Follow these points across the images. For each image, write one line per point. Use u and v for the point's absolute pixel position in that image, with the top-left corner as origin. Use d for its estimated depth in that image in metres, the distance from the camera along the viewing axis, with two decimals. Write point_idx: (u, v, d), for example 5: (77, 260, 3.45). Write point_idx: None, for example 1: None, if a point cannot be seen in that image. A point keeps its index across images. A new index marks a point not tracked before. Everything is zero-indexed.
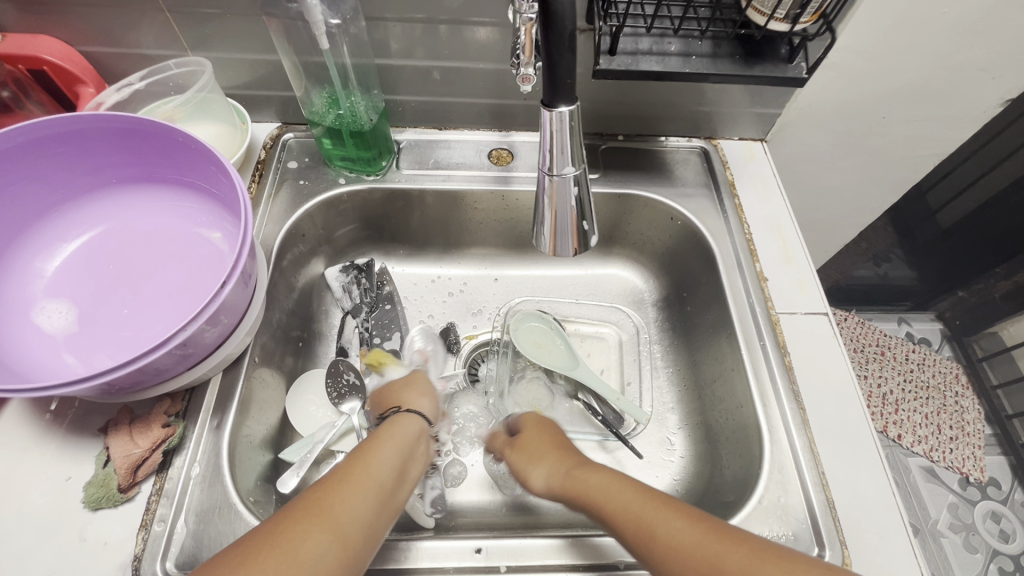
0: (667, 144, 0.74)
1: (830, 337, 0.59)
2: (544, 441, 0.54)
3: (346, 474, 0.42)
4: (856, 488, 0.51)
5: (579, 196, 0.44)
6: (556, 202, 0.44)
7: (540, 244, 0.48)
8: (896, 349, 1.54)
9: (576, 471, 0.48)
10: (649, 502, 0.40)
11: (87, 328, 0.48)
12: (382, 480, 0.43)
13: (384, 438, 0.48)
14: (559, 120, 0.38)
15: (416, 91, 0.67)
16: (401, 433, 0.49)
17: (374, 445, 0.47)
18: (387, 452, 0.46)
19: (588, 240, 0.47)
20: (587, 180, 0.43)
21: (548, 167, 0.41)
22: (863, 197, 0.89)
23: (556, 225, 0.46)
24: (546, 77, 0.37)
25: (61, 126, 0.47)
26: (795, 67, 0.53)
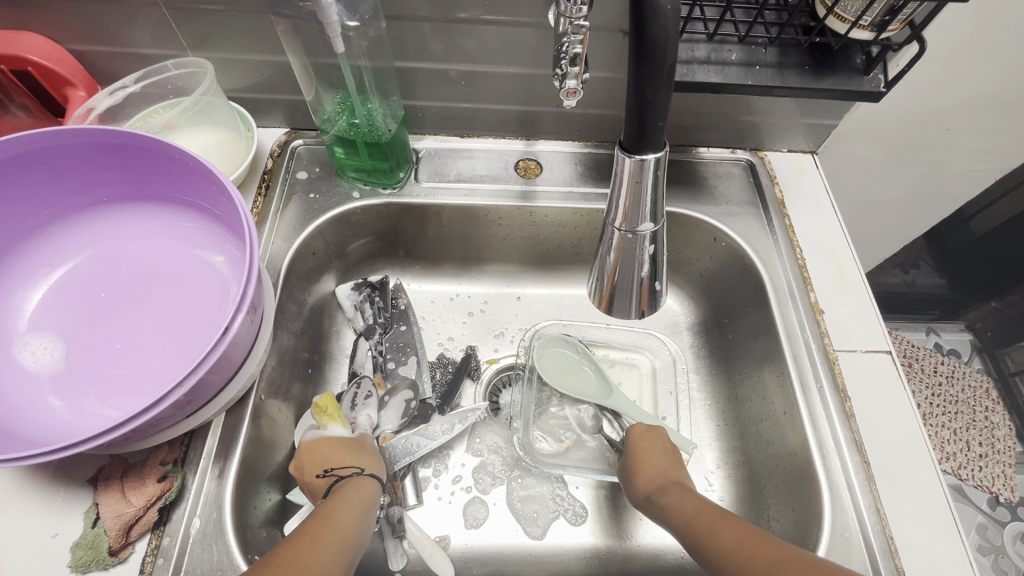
0: (709, 156, 0.67)
1: (894, 379, 0.53)
2: (653, 453, 0.54)
3: (312, 533, 0.39)
4: (927, 554, 0.46)
5: (652, 254, 0.41)
6: (622, 259, 0.41)
7: (597, 298, 0.45)
8: (925, 361, 1.48)
9: (658, 488, 0.49)
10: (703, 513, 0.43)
11: (74, 368, 0.43)
12: (347, 539, 0.40)
13: (344, 498, 0.45)
14: (641, 167, 0.34)
15: (438, 97, 0.61)
16: (356, 493, 0.46)
17: (340, 504, 0.44)
18: (349, 514, 0.43)
19: (658, 301, 0.44)
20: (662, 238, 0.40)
21: (618, 223, 0.38)
22: (912, 212, 0.83)
23: (619, 284, 0.43)
24: (631, 115, 0.32)
25: (43, 141, 0.41)
26: (870, 80, 0.47)
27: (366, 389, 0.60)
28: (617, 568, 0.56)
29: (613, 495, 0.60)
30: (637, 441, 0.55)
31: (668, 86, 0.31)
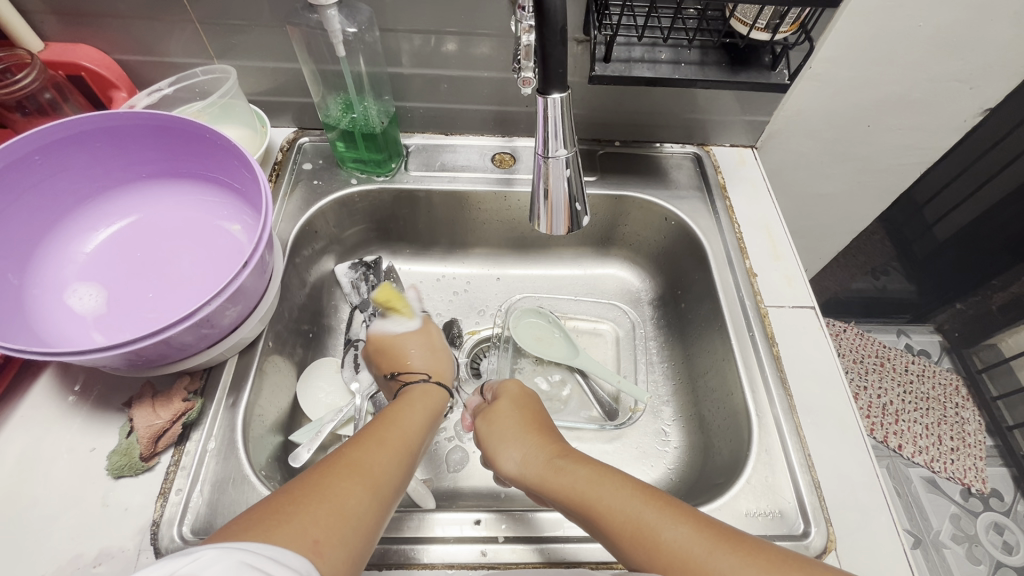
0: (663, 150, 0.77)
1: (816, 329, 0.62)
2: (515, 419, 0.56)
3: (378, 433, 0.46)
4: (841, 469, 0.53)
5: (572, 179, 0.47)
6: (551, 183, 0.47)
7: (536, 221, 0.51)
8: (896, 360, 1.53)
9: (558, 461, 0.48)
10: (654, 504, 0.41)
11: (115, 309, 0.52)
12: (407, 441, 0.48)
13: (409, 406, 0.53)
14: (552, 106, 0.42)
15: (425, 99, 0.71)
16: (419, 401, 0.55)
17: (401, 412, 0.51)
18: (416, 419, 0.51)
19: (579, 220, 0.50)
20: (580, 164, 0.47)
21: (542, 150, 0.45)
22: (853, 205, 0.93)
23: (552, 204, 0.49)
24: (539, 66, 0.40)
25: (100, 122, 0.51)
26: (777, 74, 0.57)
27: (365, 351, 0.68)
28: None
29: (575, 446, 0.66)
30: (517, 412, 0.57)
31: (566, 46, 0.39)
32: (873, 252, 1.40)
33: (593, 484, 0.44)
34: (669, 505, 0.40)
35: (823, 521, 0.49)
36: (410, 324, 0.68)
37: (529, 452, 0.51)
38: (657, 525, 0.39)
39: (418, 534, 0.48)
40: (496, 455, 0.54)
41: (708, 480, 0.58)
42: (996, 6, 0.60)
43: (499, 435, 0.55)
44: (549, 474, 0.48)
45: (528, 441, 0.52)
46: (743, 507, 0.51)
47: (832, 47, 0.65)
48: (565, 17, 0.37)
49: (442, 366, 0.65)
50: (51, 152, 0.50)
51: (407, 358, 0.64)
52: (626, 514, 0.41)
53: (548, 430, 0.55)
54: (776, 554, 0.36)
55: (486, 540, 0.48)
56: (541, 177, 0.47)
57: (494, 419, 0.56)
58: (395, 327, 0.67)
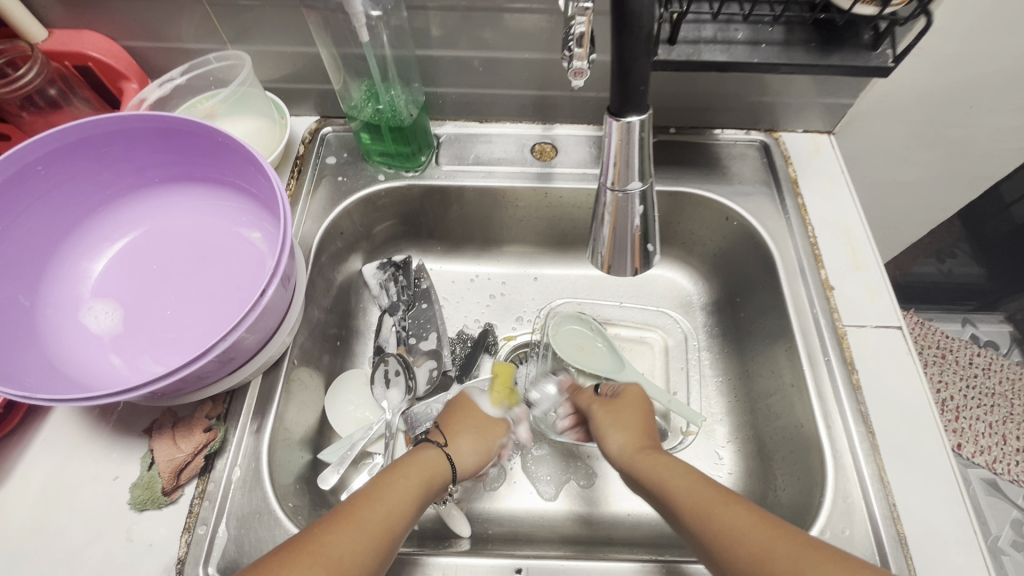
0: (723, 137, 0.68)
1: (904, 354, 0.54)
2: (634, 415, 0.56)
3: (359, 511, 0.41)
4: (931, 522, 0.46)
5: (644, 214, 0.40)
6: (617, 219, 0.40)
7: (592, 259, 0.44)
8: (959, 352, 1.42)
9: (649, 451, 0.51)
10: (713, 496, 0.42)
11: (133, 330, 0.48)
12: (390, 525, 0.41)
13: (406, 474, 0.46)
14: (627, 131, 0.34)
15: (457, 83, 0.64)
16: (416, 473, 0.47)
17: (400, 475, 0.46)
18: (407, 493, 0.45)
19: (651, 260, 0.43)
20: (655, 197, 0.39)
21: (611, 182, 0.37)
22: (937, 194, 0.81)
23: (615, 243, 0.41)
24: (616, 82, 0.33)
25: (104, 126, 0.46)
26: (878, 55, 0.47)
27: (395, 366, 0.63)
28: (626, 533, 0.58)
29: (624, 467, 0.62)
30: (629, 400, 0.58)
31: (650, 54, 0.32)
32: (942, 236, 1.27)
33: (667, 471, 0.47)
34: (720, 494, 0.42)
35: None
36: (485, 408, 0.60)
37: (625, 436, 0.54)
38: (712, 507, 0.41)
39: None
40: (601, 428, 0.56)
41: None
42: None
43: (610, 419, 0.56)
44: (637, 457, 0.51)
45: (622, 424, 0.55)
46: None
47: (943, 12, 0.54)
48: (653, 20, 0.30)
49: (470, 459, 0.54)
50: (54, 161, 0.46)
51: (454, 429, 0.56)
52: (690, 499, 0.43)
53: (652, 427, 0.56)
54: (805, 543, 0.37)
55: None
56: (606, 209, 0.40)
57: (620, 422, 0.55)
58: (478, 398, 0.60)
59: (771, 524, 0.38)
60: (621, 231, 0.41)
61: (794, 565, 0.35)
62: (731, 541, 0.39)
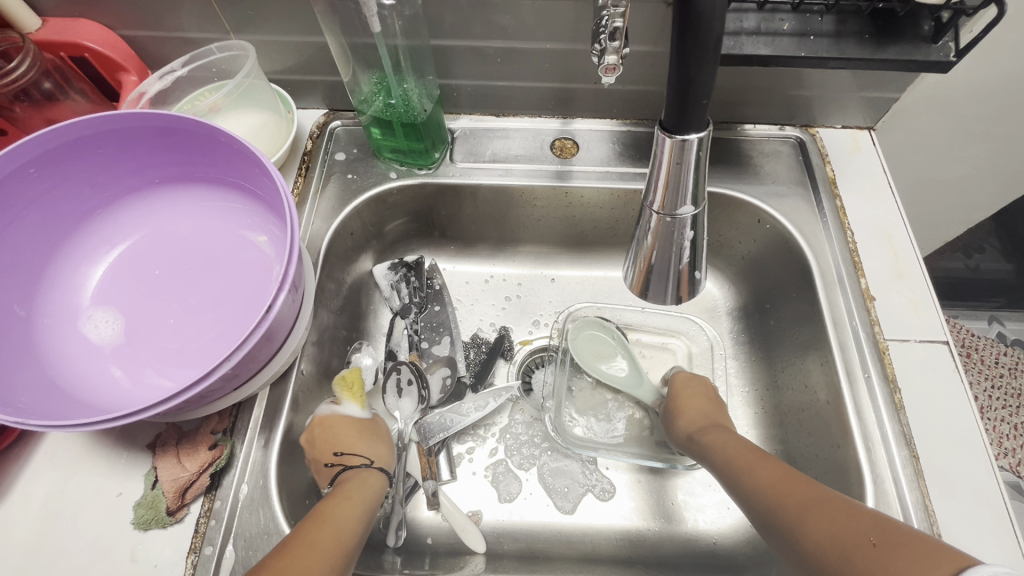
0: (754, 133, 0.64)
1: (950, 371, 0.50)
2: (700, 400, 0.56)
3: (306, 537, 0.40)
4: (979, 556, 0.43)
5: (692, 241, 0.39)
6: (659, 241, 0.38)
7: (629, 280, 0.43)
8: (985, 351, 1.35)
9: (707, 425, 0.54)
10: (753, 460, 0.46)
11: (134, 341, 0.46)
12: (340, 540, 0.41)
13: (342, 498, 0.46)
14: (681, 149, 0.32)
15: (474, 75, 0.60)
16: (353, 493, 0.47)
17: (335, 502, 0.45)
18: (350, 511, 0.44)
19: (695, 289, 0.42)
20: (705, 222, 0.38)
21: (656, 205, 0.36)
22: (979, 193, 0.77)
23: (654, 268, 0.41)
24: (674, 94, 0.30)
25: (101, 125, 0.44)
26: (940, 48, 0.43)
27: (408, 375, 0.60)
28: (646, 551, 0.56)
29: (645, 480, 0.60)
30: (680, 387, 0.58)
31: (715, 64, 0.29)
32: None
33: (716, 440, 0.51)
34: (758, 457, 0.47)
35: None
36: (359, 416, 0.55)
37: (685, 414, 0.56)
38: (750, 470, 0.46)
39: None
40: (666, 417, 0.58)
41: None
42: None
43: (670, 405, 0.58)
44: (697, 432, 0.53)
45: (693, 402, 0.56)
46: None
47: None
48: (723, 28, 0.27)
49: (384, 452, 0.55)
50: (49, 163, 0.43)
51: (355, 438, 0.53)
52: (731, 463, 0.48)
53: (717, 404, 0.57)
54: (827, 488, 0.41)
55: None
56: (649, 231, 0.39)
57: (684, 408, 0.56)
58: (343, 412, 0.54)
59: (801, 478, 0.43)
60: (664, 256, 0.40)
61: (803, 502, 0.40)
62: (763, 489, 0.43)
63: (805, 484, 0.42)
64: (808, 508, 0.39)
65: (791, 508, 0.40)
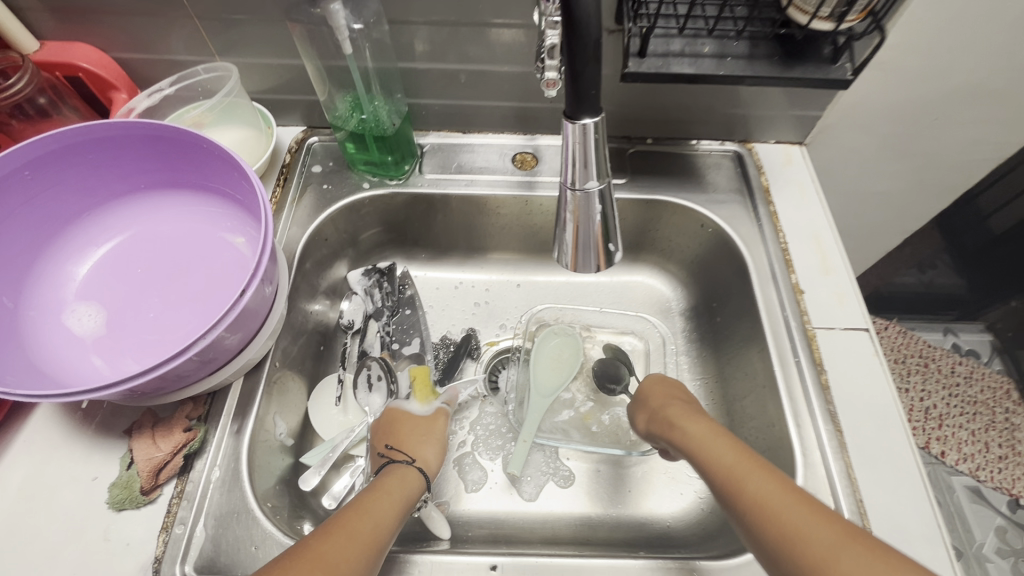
0: (699, 148, 0.70)
1: (871, 355, 0.55)
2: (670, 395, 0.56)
3: (348, 521, 0.40)
4: (896, 518, 0.48)
5: (603, 213, 0.42)
6: (580, 219, 0.42)
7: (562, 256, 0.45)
8: (941, 361, 1.45)
9: (675, 415, 0.52)
10: (748, 463, 0.43)
11: (116, 333, 0.49)
12: (377, 538, 0.41)
13: (386, 492, 0.46)
14: (582, 133, 0.36)
15: (440, 95, 0.66)
16: (395, 490, 0.47)
17: (378, 495, 0.45)
18: (389, 510, 0.44)
19: (614, 258, 0.45)
20: (612, 194, 0.41)
21: (570, 181, 0.39)
22: (909, 203, 0.84)
23: (580, 241, 0.43)
24: (568, 84, 0.35)
25: (92, 133, 0.48)
26: (838, 69, 0.50)
27: (377, 371, 0.63)
28: (605, 534, 0.59)
29: (605, 470, 0.63)
30: (655, 385, 0.59)
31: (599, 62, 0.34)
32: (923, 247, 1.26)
33: (707, 437, 0.47)
34: (758, 466, 0.43)
35: None
36: (418, 412, 0.58)
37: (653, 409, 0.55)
38: (747, 475, 0.42)
39: None
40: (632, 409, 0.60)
41: None
42: None
43: (639, 398, 0.59)
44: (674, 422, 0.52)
45: (663, 398, 0.56)
46: None
47: (898, 32, 0.55)
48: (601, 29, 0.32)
49: (431, 455, 0.54)
50: (42, 167, 0.47)
51: (400, 439, 0.55)
52: (722, 459, 0.45)
53: (691, 398, 0.57)
54: (845, 523, 0.36)
55: None
56: (567, 208, 0.42)
57: (654, 403, 0.56)
58: (405, 407, 0.59)
59: (817, 507, 0.38)
60: (584, 230, 0.43)
61: (823, 541, 0.35)
62: (765, 505, 0.39)
63: (826, 517, 0.37)
64: (829, 564, 0.34)
65: (809, 562, 0.35)
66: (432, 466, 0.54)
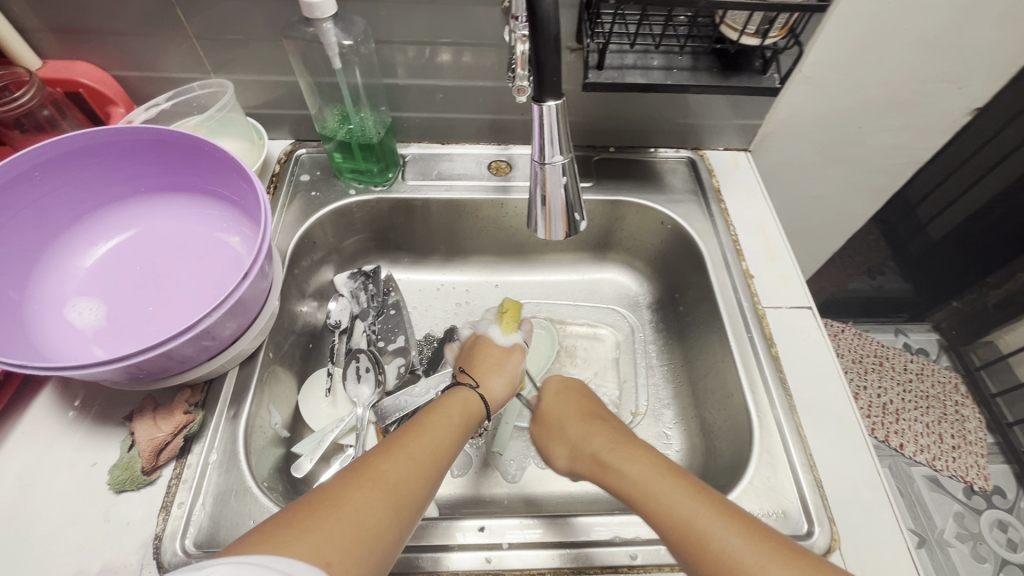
0: (657, 155, 0.78)
1: (813, 329, 0.62)
2: (576, 413, 0.58)
3: (403, 443, 0.45)
4: (841, 467, 0.53)
5: (568, 187, 0.47)
6: (548, 189, 0.47)
7: (535, 223, 0.49)
8: (895, 359, 1.47)
9: (609, 455, 0.51)
10: (706, 505, 0.42)
11: (115, 325, 0.52)
12: (435, 455, 0.46)
13: (441, 413, 0.52)
14: (547, 112, 0.42)
15: (421, 109, 0.72)
16: (451, 412, 0.53)
17: (432, 417, 0.51)
18: (445, 429, 0.50)
19: (579, 226, 0.50)
20: (575, 170, 0.46)
21: (539, 155, 0.44)
22: (846, 205, 0.93)
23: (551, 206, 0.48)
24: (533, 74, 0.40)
25: (100, 138, 0.51)
26: (768, 78, 0.58)
27: (366, 362, 0.66)
28: (583, 507, 0.62)
29: None
30: (563, 395, 0.62)
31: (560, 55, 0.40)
32: (869, 253, 1.41)
33: (650, 477, 0.46)
34: (718, 508, 0.42)
35: (826, 521, 0.50)
36: (501, 343, 0.64)
37: (578, 442, 0.55)
38: (706, 523, 0.41)
39: (425, 542, 0.48)
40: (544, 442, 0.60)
41: (711, 481, 0.59)
42: (982, 7, 0.60)
43: (546, 423, 0.60)
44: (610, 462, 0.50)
45: (581, 429, 0.55)
46: (745, 506, 0.51)
47: (818, 50, 0.64)
48: (558, 27, 0.38)
49: (499, 388, 0.60)
50: (51, 169, 0.50)
51: (476, 369, 0.61)
52: (673, 505, 0.43)
53: (604, 416, 0.58)
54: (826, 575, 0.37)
55: (491, 547, 0.49)
56: (537, 180, 0.47)
57: (571, 420, 0.58)
58: (494, 336, 0.65)
59: (790, 557, 0.38)
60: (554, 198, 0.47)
61: None
62: (736, 561, 0.38)
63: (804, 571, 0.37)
64: None
65: None
66: (495, 398, 0.60)
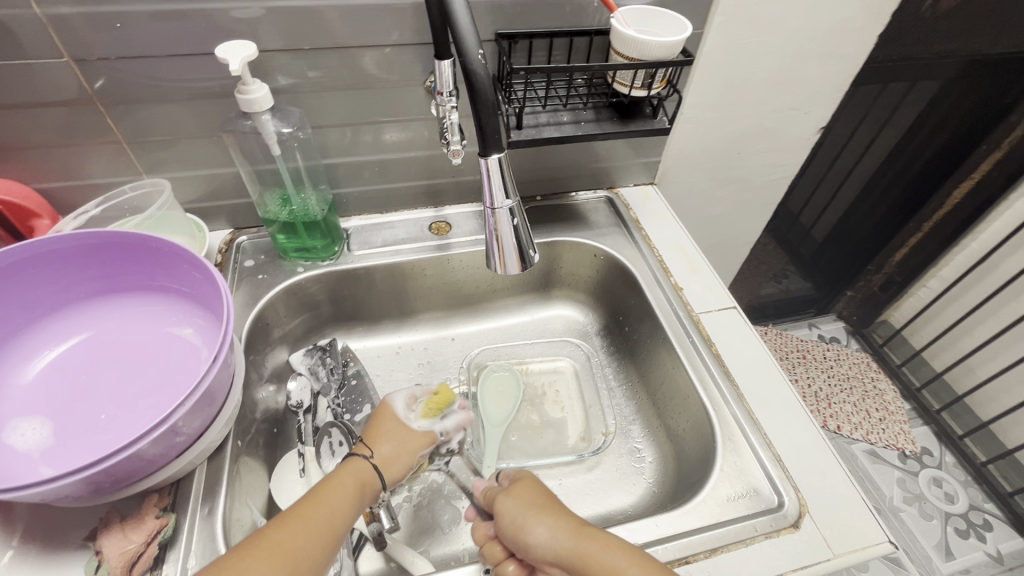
0: (578, 198, 0.87)
1: (741, 324, 0.71)
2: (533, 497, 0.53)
3: (297, 514, 0.46)
4: (792, 439, 0.60)
5: (518, 226, 0.52)
6: (501, 230, 0.52)
7: (493, 262, 0.54)
8: (815, 350, 1.65)
9: (588, 539, 0.46)
10: None
11: (65, 438, 0.48)
12: (331, 525, 0.46)
13: (340, 479, 0.51)
14: (494, 163, 0.47)
15: (358, 183, 0.76)
16: (352, 479, 0.52)
17: (329, 484, 0.50)
18: (343, 495, 0.50)
19: (531, 259, 0.55)
20: (524, 212, 0.52)
21: (490, 202, 0.50)
22: (743, 219, 1.07)
23: (504, 243, 0.52)
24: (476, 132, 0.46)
25: (36, 249, 0.51)
26: (659, 121, 0.69)
27: (339, 436, 0.65)
28: None
29: (563, 484, 0.68)
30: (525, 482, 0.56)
31: (496, 114, 0.46)
32: (771, 259, 1.56)
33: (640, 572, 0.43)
34: None
35: (792, 490, 0.55)
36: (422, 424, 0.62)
37: (557, 523, 0.49)
38: None
39: None
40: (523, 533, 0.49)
41: (686, 478, 0.63)
42: (805, 50, 0.77)
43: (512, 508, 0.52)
44: (583, 548, 0.46)
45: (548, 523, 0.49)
46: (721, 492, 0.56)
47: (693, 95, 0.77)
48: (494, 94, 0.45)
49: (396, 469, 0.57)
50: None
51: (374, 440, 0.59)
52: None
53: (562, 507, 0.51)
54: None
55: None
56: (490, 224, 0.52)
57: (545, 506, 0.51)
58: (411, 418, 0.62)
59: None
60: (507, 238, 0.52)
61: None
62: None
63: None
64: None
65: None
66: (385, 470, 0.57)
